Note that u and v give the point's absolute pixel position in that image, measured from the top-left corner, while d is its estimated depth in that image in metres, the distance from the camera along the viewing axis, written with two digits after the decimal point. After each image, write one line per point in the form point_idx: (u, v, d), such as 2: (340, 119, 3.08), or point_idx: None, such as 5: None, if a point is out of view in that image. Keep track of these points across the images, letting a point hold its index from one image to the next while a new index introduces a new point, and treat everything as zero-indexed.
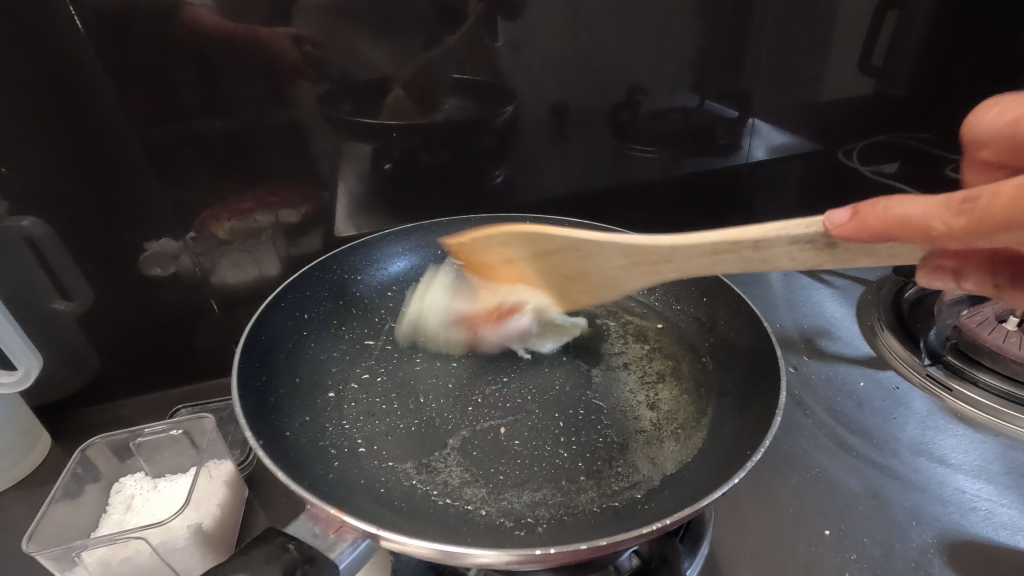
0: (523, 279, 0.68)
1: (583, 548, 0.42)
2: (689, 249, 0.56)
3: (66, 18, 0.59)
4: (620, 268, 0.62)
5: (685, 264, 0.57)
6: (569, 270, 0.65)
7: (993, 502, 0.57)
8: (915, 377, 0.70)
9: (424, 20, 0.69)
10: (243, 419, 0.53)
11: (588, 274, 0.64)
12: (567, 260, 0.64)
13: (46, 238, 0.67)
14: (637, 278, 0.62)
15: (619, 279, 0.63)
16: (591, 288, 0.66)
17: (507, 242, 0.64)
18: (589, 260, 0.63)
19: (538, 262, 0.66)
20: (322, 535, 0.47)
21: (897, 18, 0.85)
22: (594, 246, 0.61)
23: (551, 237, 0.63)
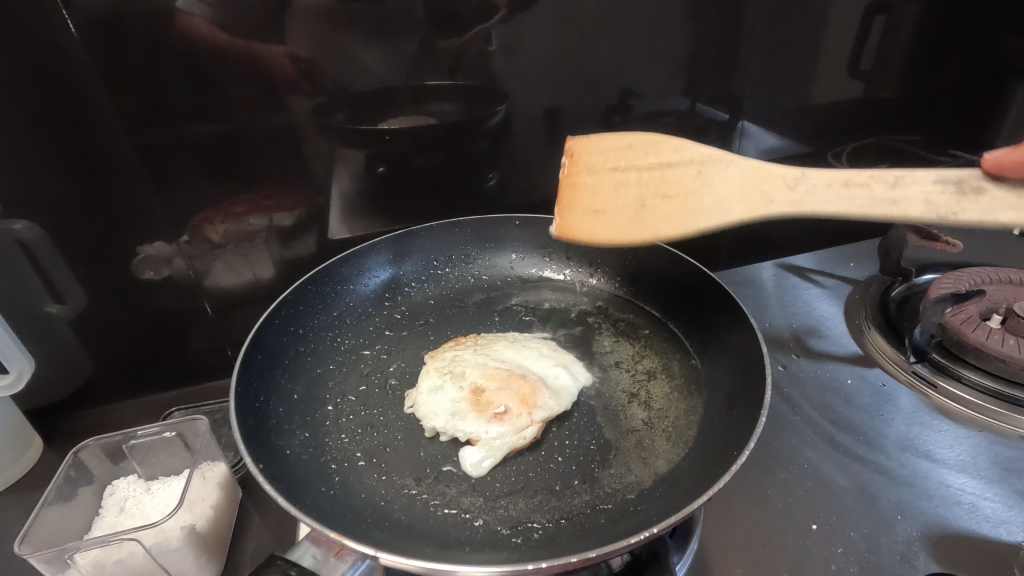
0: (614, 198, 0.59)
1: (574, 559, 0.43)
2: (820, 180, 0.55)
3: (60, 22, 0.59)
4: (732, 192, 0.57)
5: (810, 194, 0.55)
6: (675, 187, 0.58)
7: (978, 496, 0.58)
8: (901, 375, 0.71)
9: (417, 25, 0.70)
10: (241, 445, 0.53)
11: (691, 195, 0.58)
12: (680, 177, 0.58)
13: (39, 241, 0.67)
14: (741, 206, 0.57)
15: (726, 205, 0.57)
16: (681, 217, 0.57)
17: (627, 146, 0.59)
18: (702, 181, 0.58)
19: (649, 173, 0.59)
20: (323, 558, 0.46)
21: (886, 23, 0.86)
22: (716, 164, 0.58)
23: (676, 146, 0.59)
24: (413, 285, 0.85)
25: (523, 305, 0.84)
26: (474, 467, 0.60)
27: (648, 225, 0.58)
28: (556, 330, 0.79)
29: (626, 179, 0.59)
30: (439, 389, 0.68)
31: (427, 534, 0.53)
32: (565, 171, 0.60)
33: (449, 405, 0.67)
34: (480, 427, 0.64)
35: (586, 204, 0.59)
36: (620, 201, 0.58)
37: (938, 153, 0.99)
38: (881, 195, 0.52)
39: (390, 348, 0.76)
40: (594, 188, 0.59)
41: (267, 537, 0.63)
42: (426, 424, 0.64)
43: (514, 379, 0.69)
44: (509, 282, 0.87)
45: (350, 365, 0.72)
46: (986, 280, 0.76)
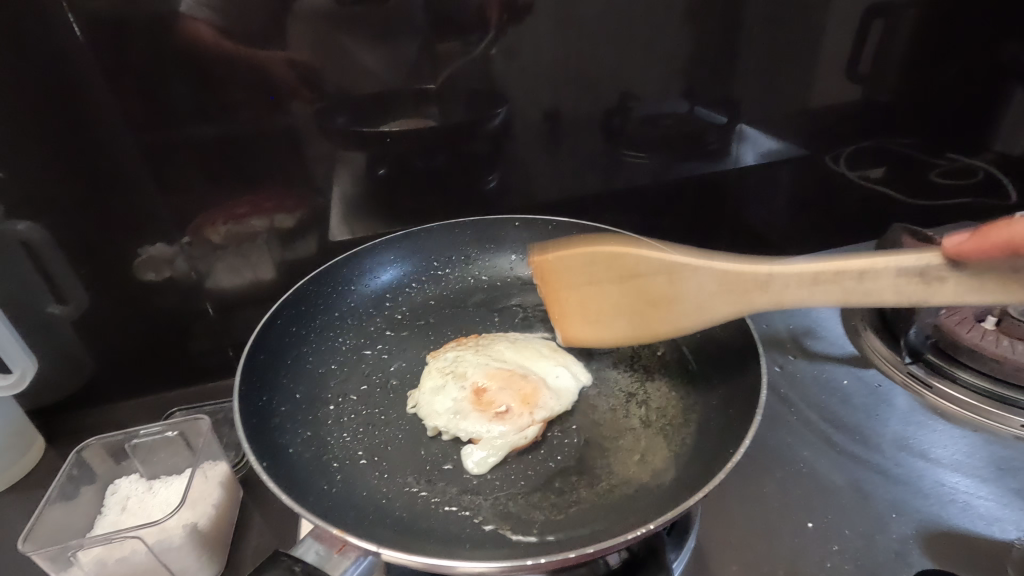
0: (603, 302, 0.63)
1: (572, 556, 0.43)
2: (791, 277, 0.55)
3: (66, 26, 0.60)
4: (710, 295, 0.59)
5: (786, 292, 0.56)
6: (656, 295, 0.61)
7: (971, 495, 0.59)
8: (897, 375, 0.72)
9: (418, 28, 0.71)
10: (245, 443, 0.54)
11: (672, 300, 0.60)
12: (655, 285, 0.60)
13: (42, 241, 0.68)
14: (723, 305, 0.59)
15: (707, 308, 0.59)
16: (669, 321, 0.62)
17: (599, 263, 0.61)
18: (679, 285, 0.59)
19: (622, 297, 0.62)
20: (326, 554, 0.47)
21: (883, 27, 0.87)
22: (687, 270, 0.58)
23: (640, 258, 0.59)
24: (414, 286, 0.85)
25: (523, 306, 0.84)
26: (476, 464, 0.61)
27: (648, 325, 0.63)
28: (556, 330, 0.79)
29: (606, 291, 0.62)
30: (441, 388, 0.69)
31: (428, 532, 0.54)
32: (545, 289, 0.65)
33: (450, 404, 0.67)
34: (482, 426, 0.65)
35: (576, 316, 0.65)
36: (608, 304, 0.63)
37: (936, 159, 1.00)
38: (851, 288, 0.53)
39: (391, 348, 0.77)
40: (580, 301, 0.64)
41: (268, 535, 0.63)
42: (430, 422, 0.65)
43: (515, 379, 0.70)
44: (509, 282, 0.87)
45: (352, 365, 0.73)
46: None
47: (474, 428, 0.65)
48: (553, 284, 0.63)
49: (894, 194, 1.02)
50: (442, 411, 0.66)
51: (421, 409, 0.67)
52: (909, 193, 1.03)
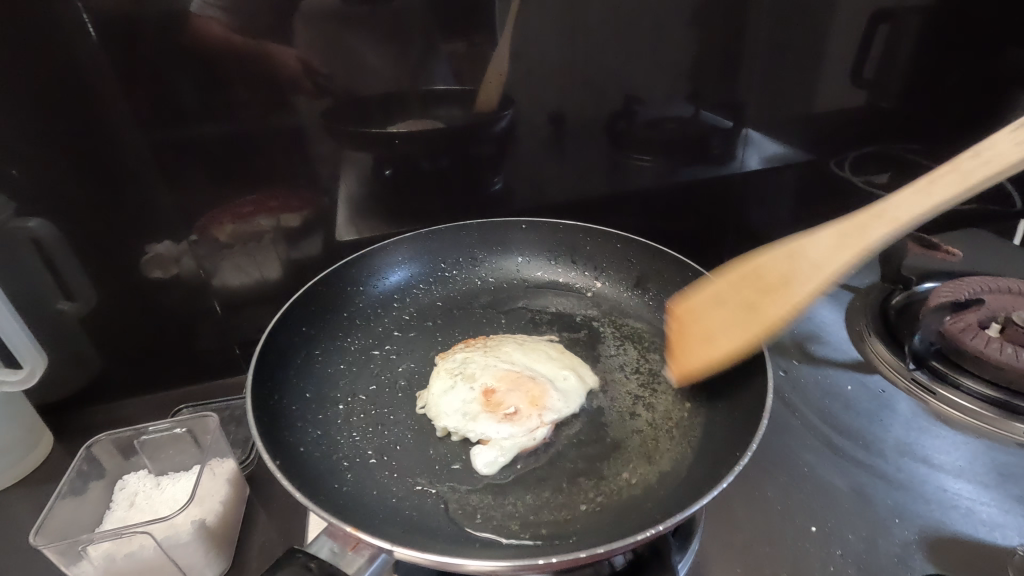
0: (715, 321, 0.64)
1: (583, 556, 0.44)
2: (906, 199, 0.62)
3: (80, 25, 0.60)
4: (829, 250, 0.63)
5: (900, 210, 0.62)
6: (773, 280, 0.64)
7: (974, 501, 0.59)
8: (901, 381, 0.72)
9: (425, 29, 0.71)
10: (258, 441, 0.54)
11: (789, 276, 0.63)
12: (773, 266, 0.65)
13: (52, 238, 0.69)
14: (845, 254, 0.62)
15: (828, 264, 0.62)
16: (782, 302, 0.62)
17: (727, 281, 0.65)
18: (797, 260, 0.64)
19: (744, 295, 0.64)
20: (341, 552, 0.48)
21: (887, 32, 0.87)
22: (805, 243, 0.64)
23: (764, 258, 0.65)
24: (421, 287, 0.86)
25: (529, 308, 0.84)
26: (486, 465, 0.61)
27: (760, 318, 0.62)
28: (562, 333, 0.80)
29: (726, 306, 0.64)
30: (450, 389, 0.69)
31: (437, 532, 0.54)
32: (674, 329, 0.66)
33: (460, 406, 0.67)
34: (491, 427, 0.65)
35: (693, 342, 0.65)
36: (720, 322, 0.64)
37: (936, 162, 1.00)
38: (969, 166, 0.60)
39: (399, 349, 0.77)
40: (700, 322, 0.65)
41: (273, 532, 0.64)
42: (439, 423, 0.65)
43: (523, 380, 0.70)
44: (516, 285, 0.88)
45: (360, 365, 0.73)
46: (984, 289, 0.77)
47: (483, 427, 0.65)
48: (682, 315, 0.66)
49: None
50: (453, 412, 0.66)
51: (432, 410, 0.67)
52: None
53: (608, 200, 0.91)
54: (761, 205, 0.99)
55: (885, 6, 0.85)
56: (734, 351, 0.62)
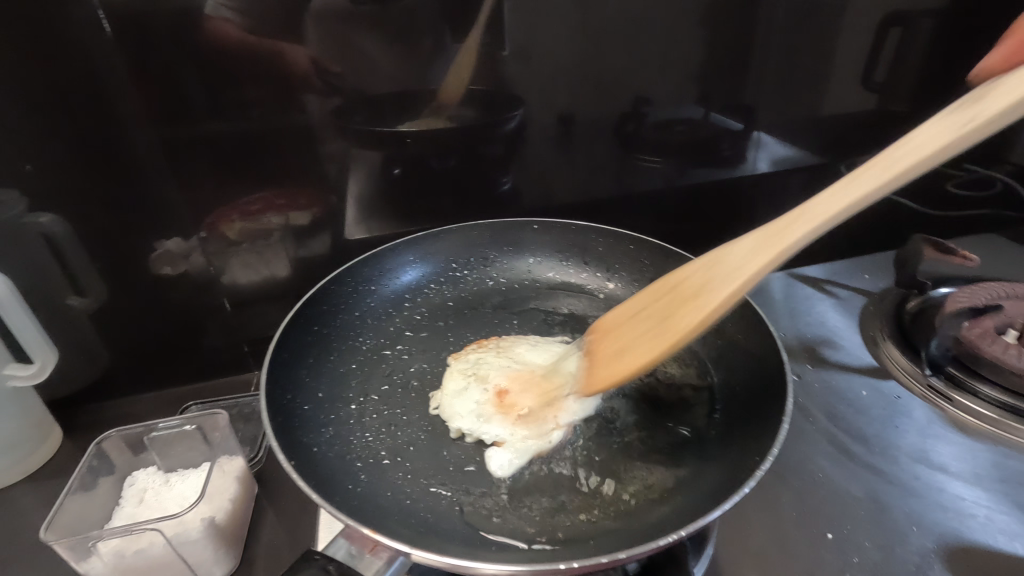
0: (637, 331, 0.61)
1: (603, 561, 0.44)
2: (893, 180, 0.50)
3: (95, 21, 0.60)
4: (745, 252, 0.56)
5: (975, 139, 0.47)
6: (691, 290, 0.58)
7: (991, 510, 0.58)
8: (916, 387, 0.72)
9: (436, 28, 0.71)
10: (273, 441, 0.54)
11: (703, 285, 0.57)
12: (693, 274, 0.59)
13: (64, 234, 0.69)
14: (793, 234, 0.55)
15: (742, 267, 0.56)
16: (698, 312, 0.56)
17: (652, 301, 0.61)
18: (715, 271, 0.58)
19: (658, 308, 0.60)
20: (359, 555, 0.47)
21: (900, 35, 0.86)
22: (722, 251, 0.58)
23: (691, 275, 0.59)
24: (432, 287, 0.85)
25: (540, 310, 0.84)
26: (501, 466, 0.61)
27: (668, 329, 0.58)
28: (574, 335, 0.80)
29: (643, 318, 0.61)
30: (464, 391, 0.69)
31: (451, 534, 0.54)
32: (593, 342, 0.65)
33: (474, 407, 0.67)
34: (507, 428, 0.65)
35: (607, 359, 0.62)
36: (636, 333, 0.60)
37: (951, 168, 0.99)
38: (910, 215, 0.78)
39: (411, 349, 0.77)
40: (614, 341, 0.62)
41: (282, 531, 0.64)
42: (454, 424, 0.65)
43: (537, 382, 0.70)
44: (527, 286, 0.87)
45: (371, 365, 0.73)
46: (1000, 295, 0.76)
47: (500, 428, 0.65)
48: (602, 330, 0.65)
49: (912, 204, 1.01)
50: (468, 413, 0.66)
51: (447, 410, 0.67)
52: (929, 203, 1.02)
53: (618, 202, 0.91)
54: (771, 209, 0.98)
55: (898, 9, 0.84)
56: (637, 365, 0.58)
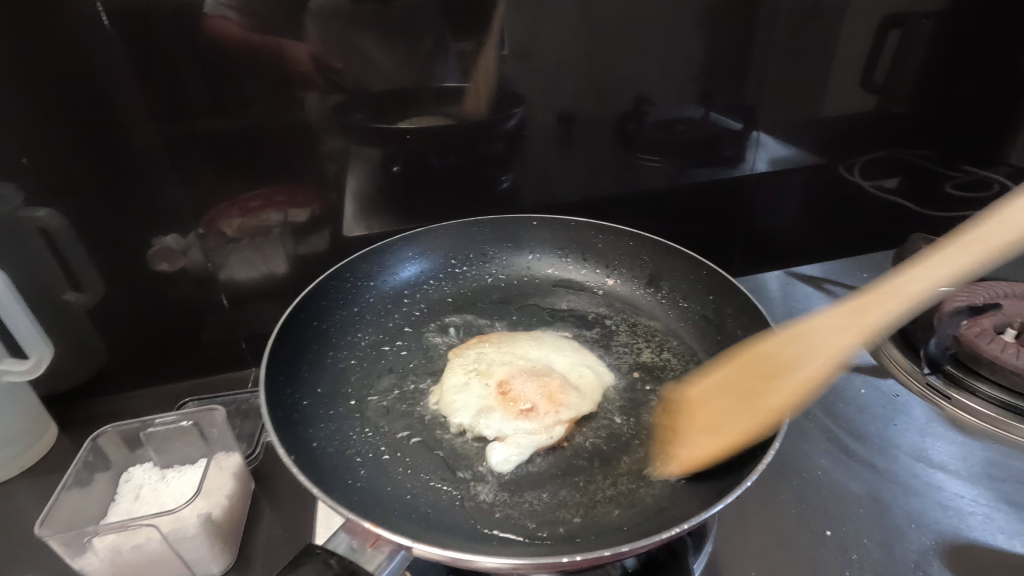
0: (703, 406, 0.62)
1: (606, 555, 0.44)
2: (919, 268, 0.55)
3: (94, 16, 0.60)
4: (828, 329, 0.58)
5: (908, 283, 0.56)
6: (775, 367, 0.58)
7: (991, 508, 0.58)
8: (915, 386, 0.72)
9: (436, 26, 0.70)
10: (273, 436, 0.54)
11: (796, 365, 0.57)
12: (762, 348, 0.62)
13: (61, 229, 0.68)
14: (843, 337, 0.57)
15: (820, 344, 0.57)
16: (787, 389, 0.55)
17: (712, 378, 0.65)
18: (804, 344, 0.58)
19: (745, 374, 0.61)
20: (360, 548, 0.47)
21: (899, 38, 0.86)
22: (805, 325, 0.60)
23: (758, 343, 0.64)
24: (431, 283, 0.85)
25: (541, 306, 0.84)
26: (501, 462, 0.60)
27: (756, 395, 0.57)
28: (575, 331, 0.79)
29: (723, 394, 0.61)
30: (464, 386, 0.69)
31: (452, 529, 0.54)
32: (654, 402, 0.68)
33: (475, 401, 0.67)
34: (508, 424, 0.64)
35: (695, 437, 0.60)
36: (712, 411, 0.60)
37: (949, 169, 0.99)
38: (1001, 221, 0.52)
39: (410, 345, 0.76)
40: (695, 414, 0.62)
41: (279, 528, 0.63)
42: (454, 419, 0.65)
43: (540, 375, 0.70)
44: (528, 282, 0.87)
45: (371, 360, 0.73)
46: (999, 294, 0.76)
47: (501, 423, 0.64)
48: (665, 407, 0.66)
49: (910, 205, 1.02)
50: (469, 405, 0.66)
51: (447, 404, 0.67)
52: (926, 204, 1.03)
53: (617, 201, 0.91)
54: (769, 209, 0.98)
55: (898, 12, 0.84)
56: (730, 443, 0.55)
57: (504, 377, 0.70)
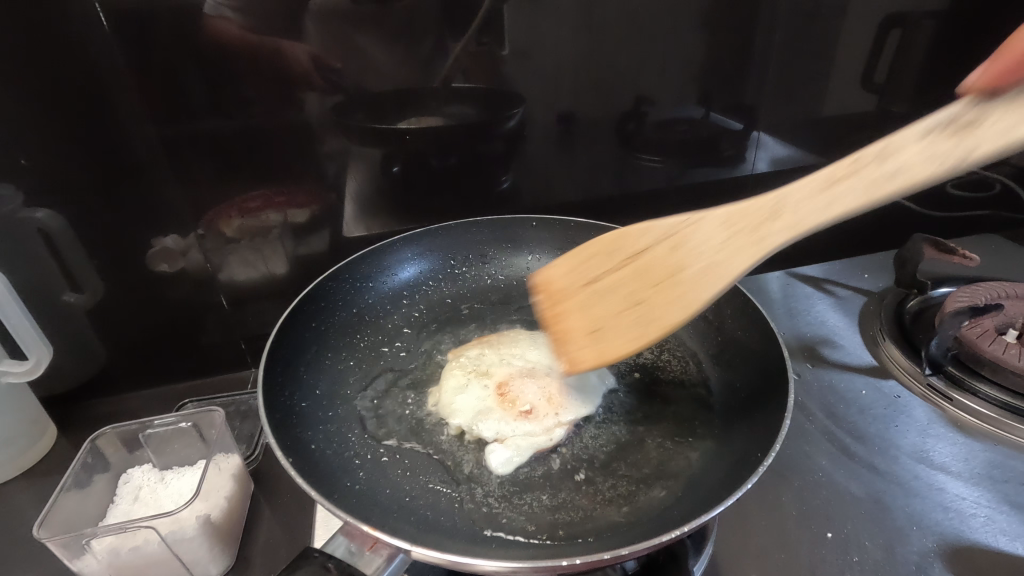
0: (603, 311, 0.56)
1: (606, 557, 0.43)
2: (804, 188, 0.51)
3: (93, 16, 0.60)
4: (719, 248, 0.54)
5: (800, 210, 0.51)
6: (661, 272, 0.55)
7: (992, 509, 0.58)
8: (916, 387, 0.71)
9: (436, 26, 0.70)
10: (271, 439, 0.53)
11: (681, 269, 0.54)
12: (658, 258, 0.56)
13: (60, 229, 0.68)
14: (738, 257, 0.53)
15: (721, 259, 0.53)
16: (676, 299, 0.54)
17: (588, 256, 0.58)
18: (682, 251, 0.55)
19: (631, 285, 0.56)
20: (358, 552, 0.47)
21: (900, 37, 0.86)
22: (690, 228, 0.55)
23: (639, 232, 0.57)
24: (431, 283, 0.84)
25: None
26: (502, 464, 0.60)
27: (647, 304, 0.55)
28: None
29: (605, 290, 0.57)
30: (463, 387, 0.69)
31: (452, 531, 0.53)
32: (540, 311, 0.59)
33: (475, 402, 0.67)
34: (507, 425, 0.65)
35: (574, 342, 0.57)
36: (610, 313, 0.56)
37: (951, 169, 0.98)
38: (876, 174, 0.47)
39: (409, 346, 0.76)
40: (585, 335, 0.56)
41: (278, 530, 0.63)
42: (453, 421, 0.65)
43: (538, 377, 0.71)
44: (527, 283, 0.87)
45: (369, 362, 0.72)
46: (1000, 295, 0.76)
47: (500, 424, 0.65)
48: (546, 297, 0.59)
49: (912, 206, 1.00)
50: (468, 406, 0.67)
51: (446, 405, 0.67)
52: (929, 205, 1.01)
53: (617, 201, 0.90)
54: None
55: (899, 11, 0.84)
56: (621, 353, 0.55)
57: (501, 380, 0.70)
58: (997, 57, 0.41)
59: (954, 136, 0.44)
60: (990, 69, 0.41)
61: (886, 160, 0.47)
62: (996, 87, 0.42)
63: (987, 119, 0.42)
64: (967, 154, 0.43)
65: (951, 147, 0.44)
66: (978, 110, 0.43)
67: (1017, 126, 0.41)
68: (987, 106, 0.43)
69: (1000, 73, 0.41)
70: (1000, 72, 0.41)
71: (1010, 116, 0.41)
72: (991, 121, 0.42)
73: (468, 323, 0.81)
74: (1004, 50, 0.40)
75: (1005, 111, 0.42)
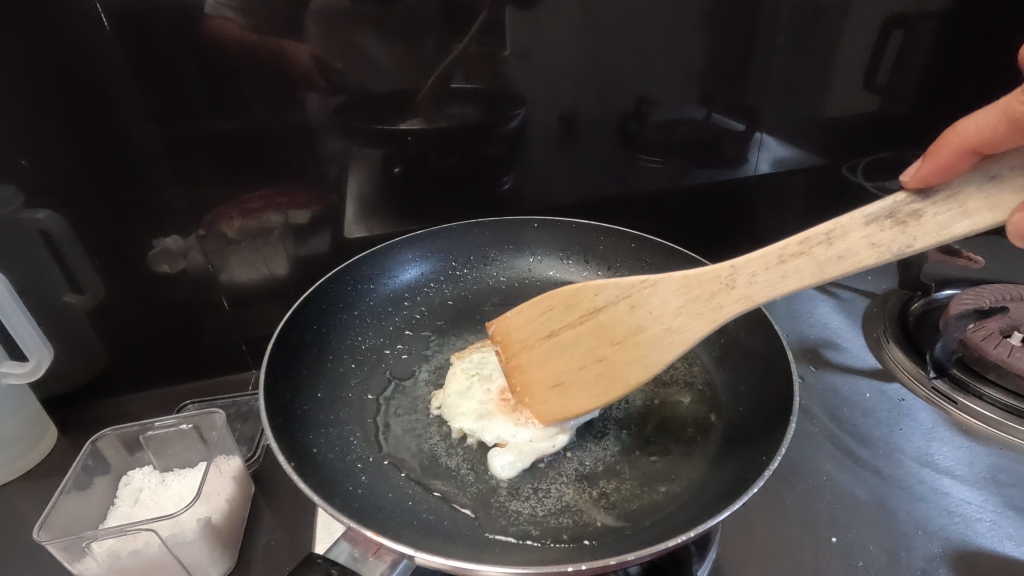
0: (564, 364, 0.58)
1: (612, 563, 0.43)
2: (754, 265, 0.49)
3: (94, 16, 0.60)
4: (676, 314, 0.53)
5: (754, 283, 0.49)
6: (619, 332, 0.55)
7: (998, 514, 0.58)
8: (921, 390, 0.71)
9: (436, 26, 0.70)
10: (273, 444, 0.53)
11: (638, 331, 0.54)
12: (616, 317, 0.56)
13: (60, 230, 0.68)
14: (693, 322, 0.52)
15: (678, 326, 0.53)
16: (637, 358, 0.55)
17: (548, 310, 0.60)
18: (639, 313, 0.55)
19: (591, 342, 0.57)
20: (362, 558, 0.47)
21: (902, 37, 0.86)
22: (646, 289, 0.54)
23: (596, 289, 0.57)
24: (432, 286, 0.84)
25: None
26: (504, 469, 0.59)
27: (607, 362, 0.56)
28: None
29: (566, 344, 0.58)
30: (466, 391, 0.67)
31: (454, 534, 0.53)
32: (504, 359, 0.62)
33: (477, 406, 0.65)
34: (511, 428, 0.62)
35: (538, 392, 0.60)
36: (572, 366, 0.58)
37: None
38: (823, 258, 0.46)
39: (411, 349, 0.76)
40: (547, 389, 0.59)
41: (279, 532, 0.63)
42: (455, 424, 0.64)
43: None
44: (529, 284, 0.86)
45: (370, 365, 0.72)
46: (1006, 297, 0.75)
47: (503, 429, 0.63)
48: (511, 345, 0.62)
49: None
50: (471, 408, 0.65)
51: (449, 411, 0.65)
52: None
53: (618, 202, 0.90)
54: (771, 210, 0.97)
55: (902, 11, 0.83)
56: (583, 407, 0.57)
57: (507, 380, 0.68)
58: (933, 153, 0.40)
59: (895, 228, 0.43)
60: (927, 165, 0.41)
61: (831, 245, 0.45)
62: (934, 182, 0.41)
63: (927, 213, 0.42)
64: (901, 248, 0.42)
65: (896, 240, 0.43)
66: (918, 203, 0.42)
67: (958, 218, 0.41)
68: (924, 201, 0.42)
69: (941, 166, 0.40)
70: (938, 169, 0.40)
71: (949, 209, 0.41)
72: (932, 214, 0.42)
73: (469, 326, 0.81)
74: (941, 145, 0.40)
75: (946, 205, 0.41)
